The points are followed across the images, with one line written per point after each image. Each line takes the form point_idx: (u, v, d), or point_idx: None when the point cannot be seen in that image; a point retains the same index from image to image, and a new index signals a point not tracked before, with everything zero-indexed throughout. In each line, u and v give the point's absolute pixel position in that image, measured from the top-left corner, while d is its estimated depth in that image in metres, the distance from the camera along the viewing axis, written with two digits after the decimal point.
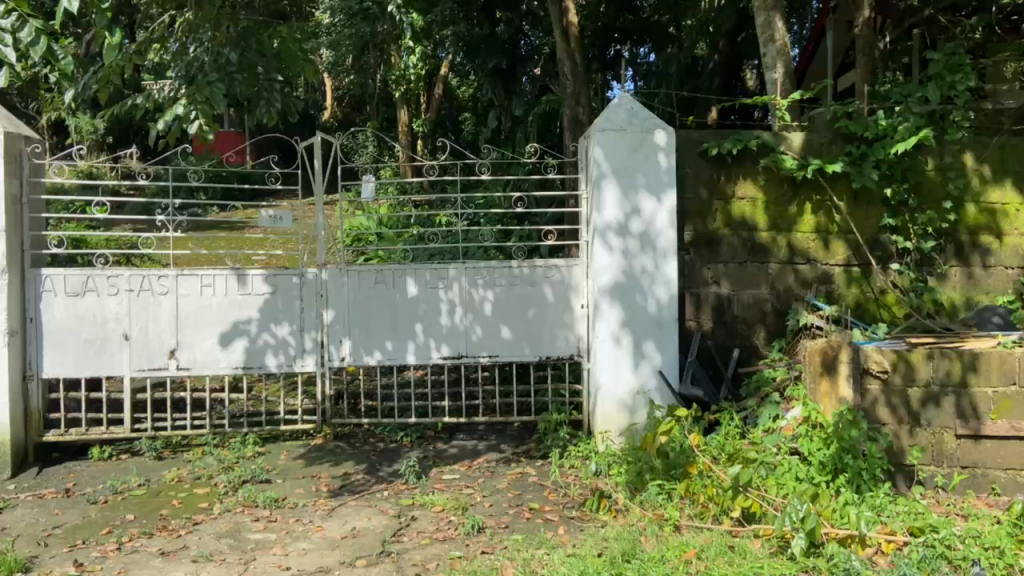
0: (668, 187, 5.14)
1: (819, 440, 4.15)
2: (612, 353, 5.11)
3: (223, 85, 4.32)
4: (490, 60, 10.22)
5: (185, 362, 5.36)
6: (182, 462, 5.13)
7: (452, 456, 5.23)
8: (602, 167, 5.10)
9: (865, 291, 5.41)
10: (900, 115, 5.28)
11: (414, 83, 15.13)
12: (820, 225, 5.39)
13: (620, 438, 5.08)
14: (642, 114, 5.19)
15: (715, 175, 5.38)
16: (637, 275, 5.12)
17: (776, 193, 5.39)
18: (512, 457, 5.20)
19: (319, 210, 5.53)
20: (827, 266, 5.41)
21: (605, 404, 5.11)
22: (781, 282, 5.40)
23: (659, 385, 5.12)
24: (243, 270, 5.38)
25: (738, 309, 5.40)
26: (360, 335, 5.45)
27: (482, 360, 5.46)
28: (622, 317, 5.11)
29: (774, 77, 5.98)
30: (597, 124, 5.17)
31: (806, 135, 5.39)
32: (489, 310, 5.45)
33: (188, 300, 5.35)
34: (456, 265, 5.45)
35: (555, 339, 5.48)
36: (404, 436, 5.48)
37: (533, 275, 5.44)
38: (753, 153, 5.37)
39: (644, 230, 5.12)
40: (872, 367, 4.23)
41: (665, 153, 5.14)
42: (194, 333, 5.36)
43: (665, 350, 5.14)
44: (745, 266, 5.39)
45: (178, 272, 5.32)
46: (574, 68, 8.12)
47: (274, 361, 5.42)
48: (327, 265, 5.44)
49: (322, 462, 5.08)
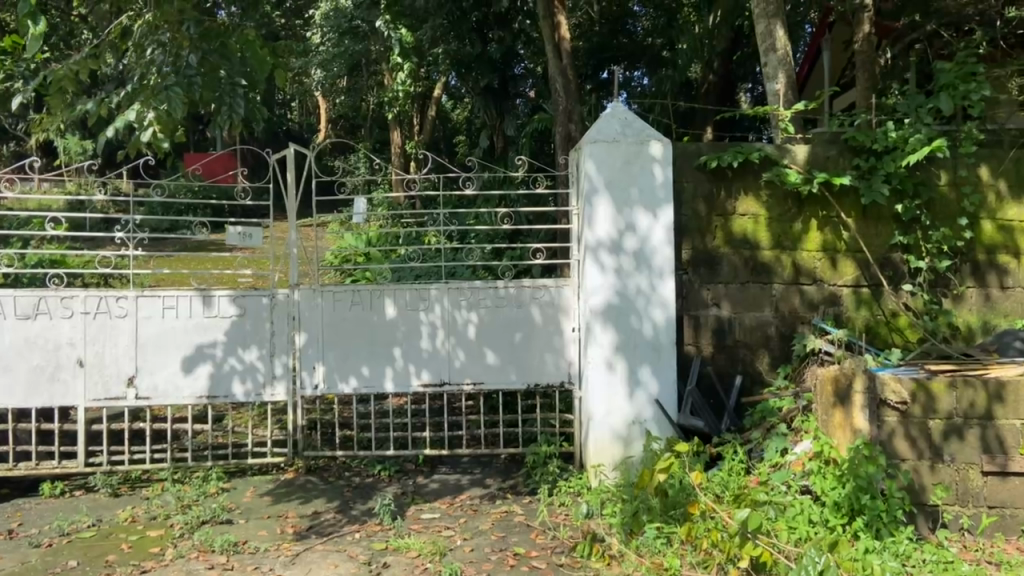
0: (664, 201, 4.81)
1: (833, 476, 3.76)
2: (605, 380, 4.75)
3: (180, 89, 3.97)
4: (482, 78, 10.08)
5: (146, 391, 4.98)
6: (138, 500, 4.72)
7: (432, 493, 4.83)
8: (594, 180, 4.77)
9: (875, 314, 5.07)
10: (910, 126, 4.95)
11: (406, 104, 14.88)
12: (827, 243, 5.05)
13: (615, 472, 4.70)
14: (636, 124, 4.86)
15: (715, 190, 5.04)
16: (631, 296, 4.77)
17: (779, 209, 5.05)
18: (498, 493, 4.81)
19: (291, 226, 5.16)
20: (834, 287, 5.07)
21: (598, 436, 4.74)
22: (786, 304, 5.06)
23: (656, 414, 4.75)
24: (209, 291, 5.00)
25: (740, 333, 5.05)
26: (335, 361, 5.07)
27: (466, 387, 5.08)
28: (616, 340, 4.75)
29: (775, 87, 5.66)
30: (588, 135, 4.83)
31: (811, 148, 5.06)
32: (472, 334, 5.08)
33: (149, 323, 4.97)
34: (438, 285, 5.08)
35: (544, 365, 5.11)
36: (382, 470, 5.09)
37: (521, 296, 5.08)
38: (754, 166, 5.04)
39: (639, 248, 4.78)
40: (891, 397, 3.87)
41: (660, 165, 4.80)
42: (155, 359, 4.98)
43: (662, 377, 4.78)
44: (747, 287, 5.05)
45: (138, 293, 4.94)
46: (566, 83, 7.81)
47: (241, 388, 5.04)
48: (298, 285, 5.07)
49: (290, 500, 4.68)
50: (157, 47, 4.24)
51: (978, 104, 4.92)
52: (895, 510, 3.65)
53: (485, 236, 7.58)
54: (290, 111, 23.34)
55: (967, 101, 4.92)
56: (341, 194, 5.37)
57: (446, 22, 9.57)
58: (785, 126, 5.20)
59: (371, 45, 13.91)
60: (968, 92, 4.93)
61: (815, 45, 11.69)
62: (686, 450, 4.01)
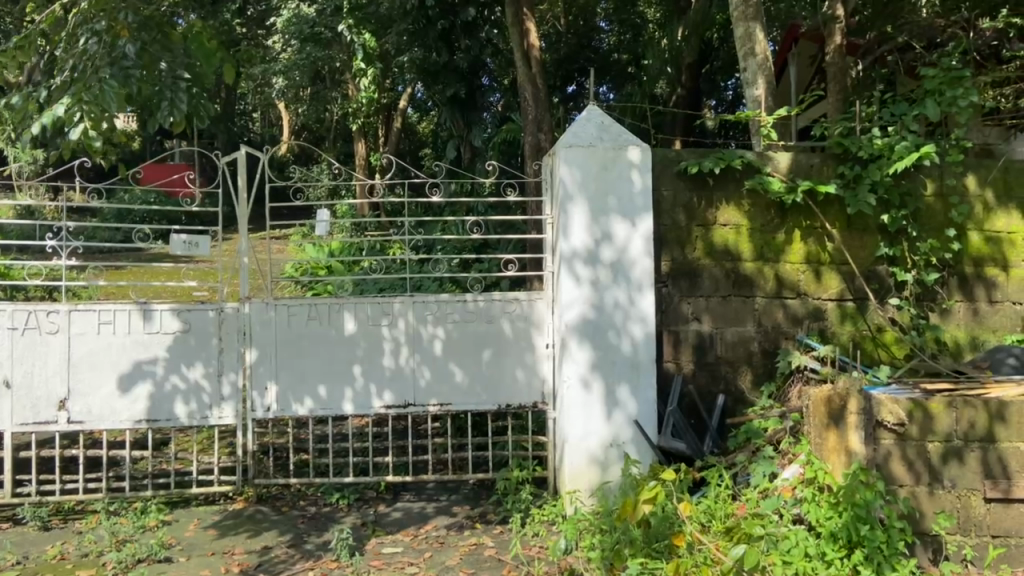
0: (643, 210, 4.53)
1: (828, 504, 3.48)
2: (581, 399, 4.45)
3: (114, 81, 3.60)
4: (448, 88, 9.68)
5: (79, 415, 4.55)
6: (68, 534, 4.27)
7: (394, 524, 4.45)
8: (569, 187, 4.48)
9: (861, 329, 4.84)
10: (897, 134, 4.75)
11: (371, 114, 14.48)
12: (811, 255, 4.82)
13: (591, 498, 4.40)
14: (613, 129, 4.60)
15: (694, 198, 4.79)
16: (609, 310, 4.49)
17: (761, 219, 4.81)
18: (465, 522, 4.46)
19: (241, 234, 4.78)
20: (819, 301, 4.83)
21: (573, 459, 4.44)
22: (769, 319, 4.81)
23: (635, 436, 4.48)
24: (149, 304, 4.60)
25: (721, 350, 4.78)
26: (289, 380, 4.70)
27: (431, 408, 4.74)
28: (592, 357, 4.46)
29: (755, 93, 5.44)
30: (563, 139, 4.54)
31: (794, 156, 4.84)
32: (439, 350, 4.74)
33: (83, 340, 4.55)
34: (402, 298, 4.73)
35: (515, 384, 4.78)
36: (340, 498, 4.70)
37: (491, 310, 4.76)
38: (736, 173, 4.79)
39: (617, 259, 4.50)
40: (887, 419, 3.63)
41: (639, 172, 4.54)
42: (89, 379, 4.55)
43: (641, 396, 4.50)
44: (729, 301, 4.79)
45: (71, 307, 4.52)
46: (535, 92, 7.52)
47: (184, 410, 4.64)
48: (250, 299, 4.68)
49: (239, 533, 4.28)
50: (90, 36, 3.84)
51: (966, 112, 4.73)
52: (895, 542, 3.39)
53: (450, 246, 7.23)
54: (251, 121, 22.73)
55: (954, 108, 4.73)
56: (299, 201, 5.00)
57: (412, 28, 9.46)
58: (767, 132, 4.97)
59: (334, 51, 13.53)
60: (955, 99, 4.74)
61: (781, 60, 11.53)
62: (671, 479, 3.75)
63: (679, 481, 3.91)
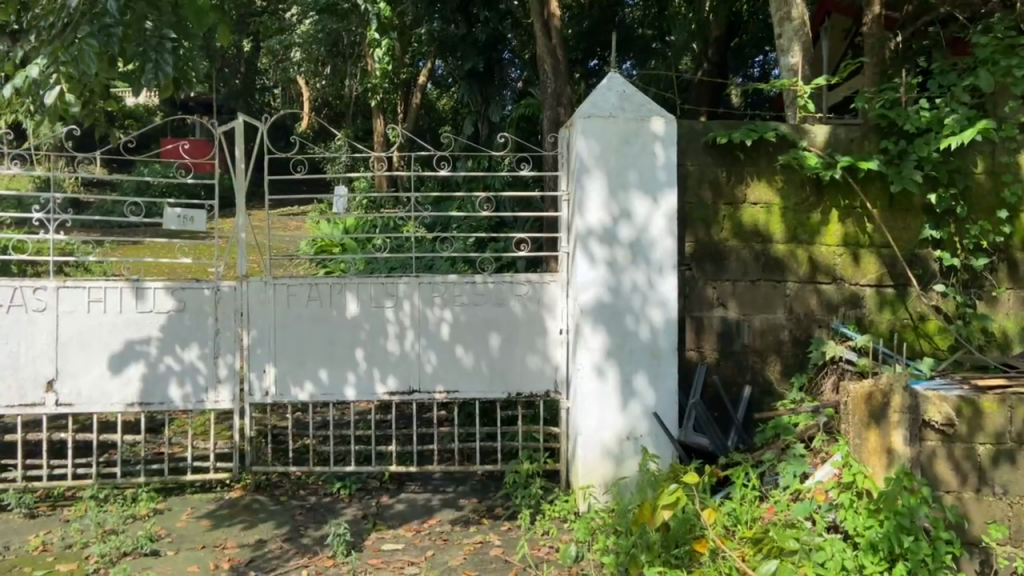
0: (666, 186, 4.20)
1: (866, 511, 3.20)
2: (595, 389, 4.16)
3: (94, 39, 3.34)
4: (467, 61, 9.31)
5: (67, 397, 4.33)
6: (54, 523, 4.07)
7: (397, 517, 4.20)
8: (586, 160, 4.16)
9: (901, 317, 4.49)
10: (946, 105, 4.37)
11: (390, 89, 14.14)
12: (848, 236, 4.47)
13: (605, 494, 4.12)
14: (636, 99, 4.26)
15: (721, 174, 4.45)
16: (626, 293, 4.18)
17: (795, 197, 4.46)
18: (473, 517, 4.20)
19: (238, 207, 4.51)
20: (856, 286, 4.48)
21: (586, 453, 4.16)
22: (802, 305, 4.47)
23: (652, 429, 4.18)
24: (142, 282, 4.36)
25: (748, 338, 4.46)
26: (288, 363, 4.45)
27: (437, 396, 4.47)
28: (608, 344, 4.17)
29: (791, 61, 5.06)
30: (580, 109, 4.22)
31: (832, 129, 4.48)
32: (446, 334, 4.46)
33: (72, 319, 4.31)
34: (408, 279, 4.45)
35: (526, 371, 4.50)
36: (341, 487, 4.45)
37: (501, 292, 4.46)
38: (769, 147, 4.44)
39: (636, 239, 4.18)
40: (934, 419, 3.30)
41: (662, 145, 4.20)
42: (78, 360, 4.33)
43: (660, 386, 4.20)
44: (757, 285, 4.46)
45: (59, 284, 4.29)
46: (555, 64, 7.08)
47: (179, 393, 4.41)
48: (248, 277, 4.43)
49: (233, 525, 4.05)
50: None
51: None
52: (943, 554, 3.07)
53: (465, 224, 6.93)
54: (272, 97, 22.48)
55: (1010, 78, 4.33)
56: (300, 174, 4.73)
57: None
58: (803, 103, 4.61)
59: (351, 22, 13.20)
60: (1011, 68, 4.34)
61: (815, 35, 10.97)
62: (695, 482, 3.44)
63: (702, 483, 3.60)
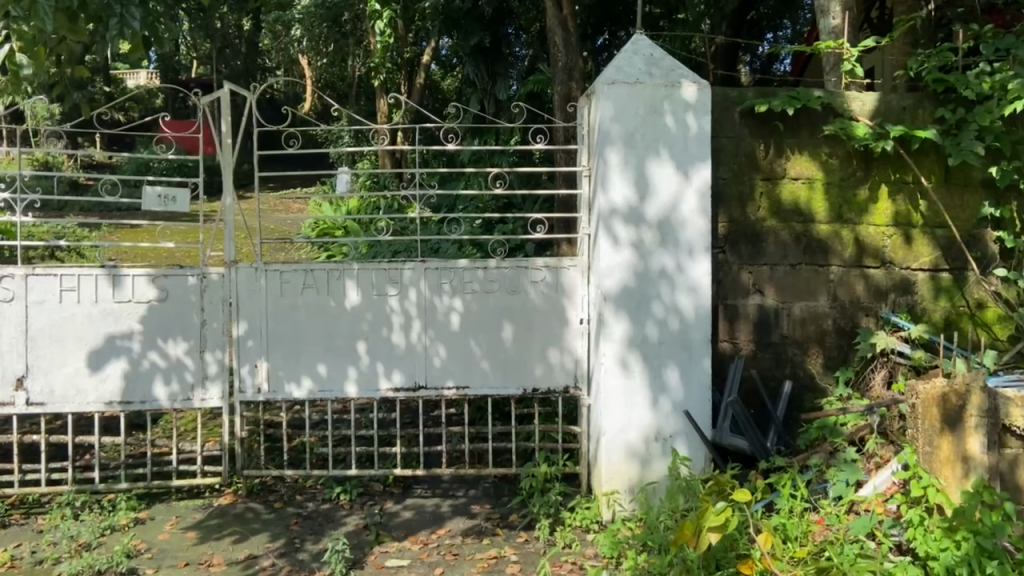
0: (698, 159, 3.76)
1: (940, 531, 2.85)
2: (620, 385, 3.76)
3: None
4: (472, 37, 8.74)
5: (39, 396, 3.94)
6: (27, 534, 3.69)
7: (403, 527, 3.82)
8: (609, 131, 3.73)
9: (956, 305, 4.07)
10: (1011, 69, 3.91)
11: (393, 68, 13.67)
12: (899, 215, 4.04)
13: (632, 501, 3.74)
14: (665, 62, 3.81)
15: (758, 147, 4.01)
16: (654, 279, 3.76)
17: (841, 171, 4.02)
18: (487, 527, 3.81)
19: (226, 187, 4.10)
20: (906, 270, 4.06)
21: (609, 455, 3.76)
22: (847, 292, 4.05)
23: (683, 429, 3.78)
24: (119, 268, 3.95)
25: (788, 328, 4.05)
26: (282, 358, 4.05)
27: (446, 393, 4.07)
28: (633, 335, 3.76)
29: (832, 24, 4.61)
30: (603, 74, 3.78)
31: (882, 96, 4.04)
32: (455, 325, 4.06)
33: (42, 310, 3.92)
34: (412, 265, 4.03)
35: (544, 365, 4.09)
36: (341, 493, 4.08)
37: (516, 279, 4.05)
38: (812, 116, 4.01)
39: (664, 218, 3.76)
40: (1017, 424, 3.02)
41: (694, 114, 3.76)
42: (49, 354, 3.93)
43: (692, 381, 3.79)
44: (798, 270, 4.04)
45: (27, 271, 3.89)
46: (565, 36, 6.13)
47: (164, 391, 4.02)
48: (237, 263, 4.02)
49: (223, 538, 3.67)
50: None
51: None
52: None
53: (473, 206, 6.46)
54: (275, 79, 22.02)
55: None
56: (293, 149, 4.29)
57: None
58: (849, 67, 4.15)
59: None
60: None
61: None
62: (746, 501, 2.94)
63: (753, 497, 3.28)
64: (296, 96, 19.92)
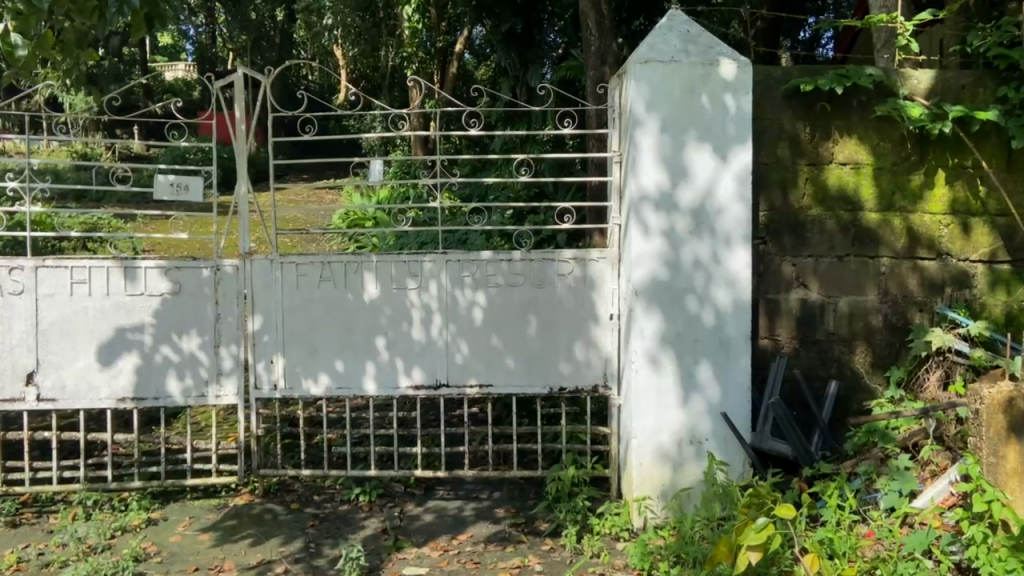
0: (736, 143, 3.50)
1: (1004, 550, 2.67)
2: (652, 384, 3.53)
3: None
4: (503, 23, 8.32)
5: (51, 392, 3.84)
6: (36, 534, 3.58)
7: (423, 531, 3.64)
8: (640, 112, 3.49)
9: (1018, 300, 3.76)
10: None
11: (425, 58, 13.55)
12: (957, 202, 3.74)
13: (665, 508, 3.52)
14: (701, 39, 3.56)
15: (804, 130, 3.73)
16: (688, 271, 3.52)
17: (893, 156, 3.73)
18: (511, 533, 3.62)
19: (239, 174, 3.95)
20: (964, 262, 3.77)
21: (639, 458, 3.54)
22: (898, 285, 3.77)
23: (720, 431, 3.54)
24: (131, 260, 3.82)
25: (834, 324, 3.78)
26: (299, 354, 3.89)
27: (468, 391, 3.88)
28: (666, 330, 3.52)
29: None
30: (635, 53, 3.54)
31: (939, 74, 3.74)
32: (478, 320, 3.86)
33: (53, 303, 3.80)
34: (433, 256, 3.84)
35: (571, 362, 3.87)
36: (360, 494, 3.91)
37: (542, 271, 3.83)
38: (862, 97, 3.73)
39: (699, 206, 3.51)
40: None
41: (733, 94, 3.50)
42: (61, 350, 3.82)
43: (729, 380, 3.54)
44: (845, 262, 3.76)
45: (37, 263, 3.78)
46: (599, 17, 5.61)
47: (178, 387, 3.88)
48: (251, 255, 3.86)
49: (237, 541, 3.52)
50: None
51: None
52: None
53: (502, 196, 6.25)
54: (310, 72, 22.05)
55: None
56: (308, 135, 4.13)
57: None
58: (903, 43, 3.86)
59: None
60: None
61: None
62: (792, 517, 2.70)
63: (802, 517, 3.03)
64: (331, 88, 19.91)
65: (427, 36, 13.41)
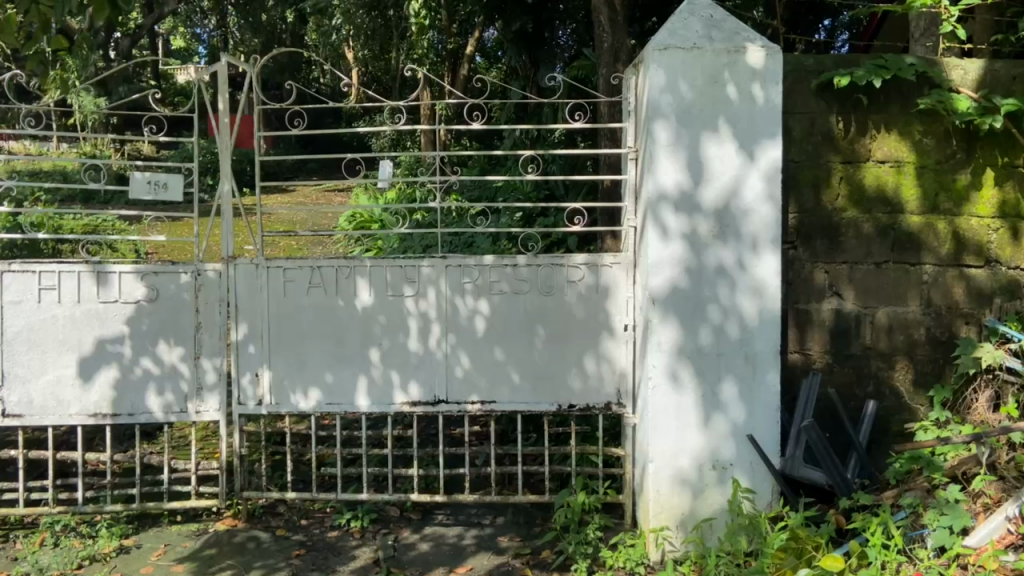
0: (765, 138, 3.17)
1: None
2: (670, 402, 3.20)
3: None
4: (513, 23, 7.73)
5: (17, 406, 3.55)
6: None
7: (418, 563, 3.32)
8: (658, 103, 3.16)
9: None
10: None
11: (436, 60, 13.22)
12: (1007, 205, 3.39)
13: (684, 540, 3.19)
14: (726, 25, 3.23)
15: (838, 124, 3.40)
16: (712, 278, 3.19)
17: (937, 153, 3.39)
18: (516, 565, 3.29)
19: (222, 172, 3.65)
20: (1014, 271, 3.42)
21: (657, 485, 3.21)
22: (942, 296, 3.42)
23: (746, 456, 3.20)
24: (104, 264, 3.52)
25: (871, 338, 3.43)
26: (287, 367, 3.58)
27: (469, 408, 3.56)
28: (686, 343, 3.19)
29: None
30: (653, 39, 3.21)
31: (988, 65, 3.40)
32: (480, 331, 3.54)
33: (20, 311, 3.51)
34: (432, 262, 3.53)
35: (582, 377, 3.55)
36: (351, 520, 3.59)
37: (551, 277, 3.51)
38: (902, 88, 3.39)
39: (724, 206, 3.18)
40: None
41: (762, 84, 3.16)
42: (28, 361, 3.53)
43: (756, 399, 3.20)
44: (883, 270, 3.42)
45: (3, 268, 3.49)
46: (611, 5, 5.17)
47: (155, 402, 3.58)
48: (235, 260, 3.56)
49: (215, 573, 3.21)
50: None
51: None
52: None
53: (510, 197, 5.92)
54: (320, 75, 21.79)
55: None
56: (297, 129, 3.81)
57: None
58: (947, 30, 3.51)
59: None
60: None
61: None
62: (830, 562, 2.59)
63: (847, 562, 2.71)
64: (340, 90, 19.64)
65: (438, 38, 13.14)
